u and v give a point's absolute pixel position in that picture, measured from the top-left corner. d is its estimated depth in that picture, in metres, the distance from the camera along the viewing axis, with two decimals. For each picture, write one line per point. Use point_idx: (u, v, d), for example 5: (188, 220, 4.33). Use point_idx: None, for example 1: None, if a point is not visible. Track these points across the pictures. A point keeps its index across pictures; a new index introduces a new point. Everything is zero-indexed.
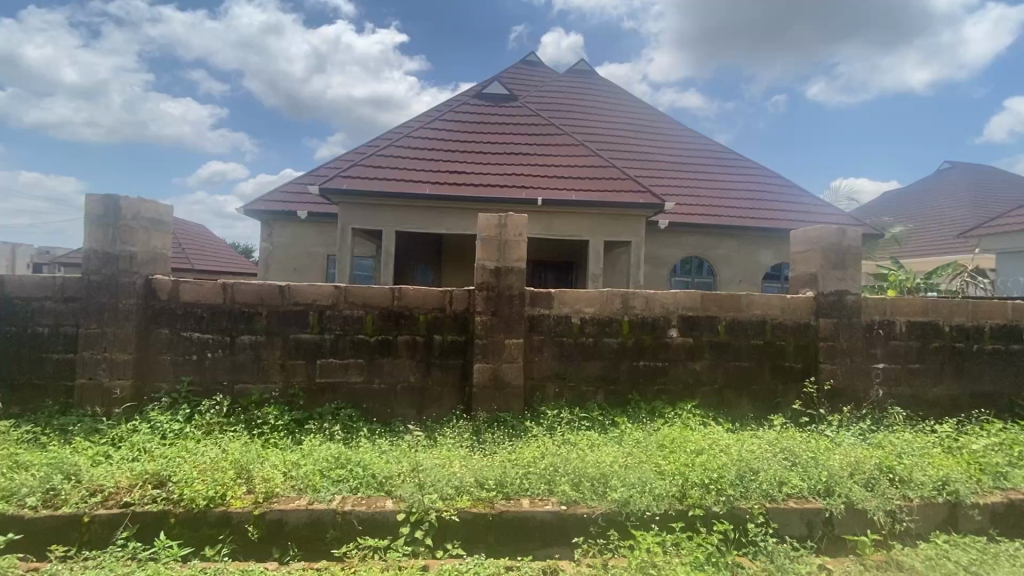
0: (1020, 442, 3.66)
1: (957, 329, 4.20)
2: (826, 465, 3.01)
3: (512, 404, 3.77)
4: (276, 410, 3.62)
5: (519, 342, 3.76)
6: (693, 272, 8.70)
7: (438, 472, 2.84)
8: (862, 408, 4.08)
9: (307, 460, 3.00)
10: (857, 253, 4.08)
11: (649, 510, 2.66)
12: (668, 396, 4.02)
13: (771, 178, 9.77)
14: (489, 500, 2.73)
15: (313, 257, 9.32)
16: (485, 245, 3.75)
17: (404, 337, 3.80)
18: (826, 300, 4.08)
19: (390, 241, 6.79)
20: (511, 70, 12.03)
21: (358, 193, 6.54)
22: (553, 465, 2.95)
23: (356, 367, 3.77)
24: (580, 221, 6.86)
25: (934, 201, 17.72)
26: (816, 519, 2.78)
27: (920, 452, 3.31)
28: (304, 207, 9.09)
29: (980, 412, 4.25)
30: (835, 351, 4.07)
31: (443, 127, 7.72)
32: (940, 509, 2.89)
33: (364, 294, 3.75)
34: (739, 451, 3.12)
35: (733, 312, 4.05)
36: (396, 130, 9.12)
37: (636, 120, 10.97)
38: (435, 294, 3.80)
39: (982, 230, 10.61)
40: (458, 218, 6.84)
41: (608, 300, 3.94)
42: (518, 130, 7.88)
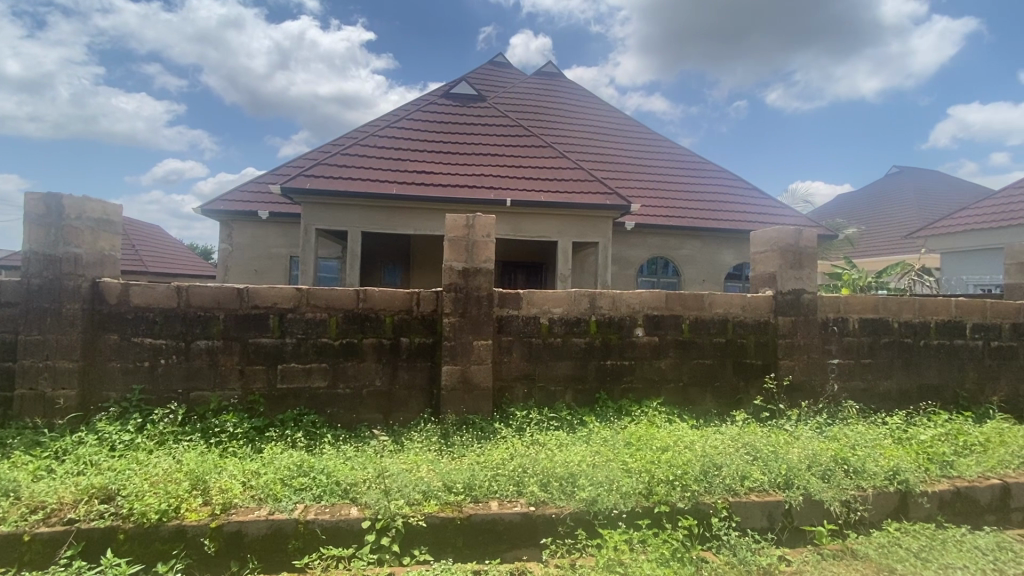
0: (963, 432, 3.87)
1: (905, 325, 4.41)
2: (786, 459, 3.10)
3: (481, 405, 3.74)
4: (235, 417, 3.49)
5: (487, 343, 3.74)
6: (658, 272, 8.87)
7: (405, 477, 2.78)
8: (819, 403, 4.24)
9: (268, 469, 2.90)
10: (812, 253, 4.24)
11: (616, 507, 2.68)
12: (635, 394, 4.07)
13: (732, 181, 10.06)
14: (457, 503, 2.69)
15: (275, 258, 9.04)
16: (452, 246, 3.71)
17: (370, 340, 3.71)
18: (784, 299, 4.21)
19: (356, 241, 6.65)
20: (479, 70, 12.03)
21: (322, 193, 6.38)
22: (521, 466, 2.94)
23: (320, 371, 3.67)
24: (548, 222, 6.88)
25: (884, 203, 18.65)
26: (776, 511, 2.86)
27: (873, 443, 3.46)
28: (265, 207, 8.81)
29: (927, 404, 4.47)
30: (793, 348, 4.21)
31: (410, 126, 7.63)
32: (891, 498, 3.02)
33: (327, 296, 3.65)
34: (703, 448, 3.18)
35: (696, 311, 4.14)
36: (361, 128, 8.95)
37: (602, 122, 11.12)
38: (401, 295, 3.74)
39: (926, 231, 11.23)
40: (425, 219, 6.75)
41: (576, 301, 3.97)
42: (486, 131, 7.86)
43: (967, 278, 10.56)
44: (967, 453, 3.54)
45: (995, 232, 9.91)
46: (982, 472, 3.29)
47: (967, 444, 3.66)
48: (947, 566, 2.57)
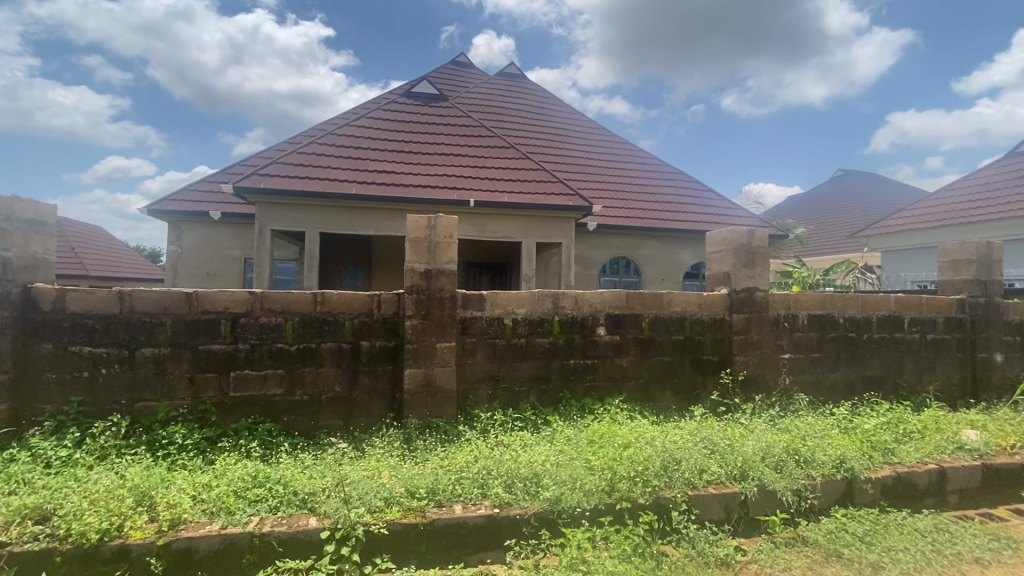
0: (903, 420, 4.11)
1: (850, 320, 4.65)
2: (741, 451, 3.21)
3: (445, 408, 3.70)
4: (184, 428, 3.32)
5: (451, 345, 3.71)
6: (620, 272, 9.03)
7: (366, 484, 2.73)
8: (772, 396, 4.40)
9: (221, 481, 2.78)
10: (764, 253, 4.40)
11: (579, 506, 2.71)
12: (597, 392, 4.13)
13: (689, 183, 10.36)
14: (420, 508, 2.65)
15: (229, 261, 8.69)
16: (414, 247, 3.66)
17: (328, 345, 3.61)
18: (738, 297, 4.36)
19: (315, 243, 6.47)
20: (441, 70, 11.95)
21: (278, 193, 6.17)
22: (485, 469, 2.92)
23: (275, 378, 3.54)
24: (511, 222, 6.88)
25: (831, 204, 19.63)
26: (733, 502, 2.96)
27: (822, 434, 3.62)
28: (217, 207, 8.45)
29: (870, 395, 4.72)
30: (747, 343, 4.36)
31: (371, 125, 7.49)
32: (839, 486, 3.17)
33: (283, 299, 3.53)
34: (663, 443, 3.25)
35: (656, 309, 4.24)
36: (319, 127, 8.72)
37: (564, 124, 11.24)
38: (361, 299, 3.66)
39: (869, 231, 11.83)
40: (386, 219, 6.63)
41: (539, 301, 3.99)
42: (448, 130, 7.80)
43: (906, 275, 11.18)
44: (906, 440, 3.76)
45: (932, 232, 10.57)
46: (921, 458, 3.50)
47: (906, 431, 3.89)
48: (889, 548, 2.74)
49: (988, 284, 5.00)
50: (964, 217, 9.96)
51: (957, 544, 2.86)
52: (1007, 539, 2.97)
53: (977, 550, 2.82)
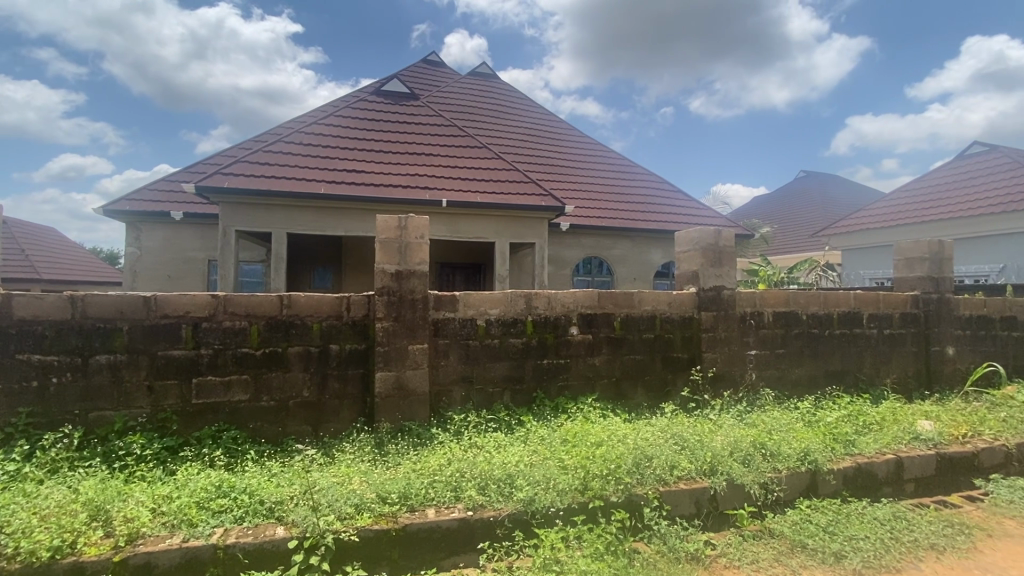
0: (863, 412, 4.27)
1: (812, 317, 4.81)
2: (710, 446, 3.28)
3: (417, 411, 3.66)
4: (143, 438, 3.18)
5: (423, 347, 3.66)
6: (593, 272, 9.10)
7: (335, 490, 2.66)
8: (739, 391, 4.51)
9: (183, 492, 2.67)
10: (730, 252, 4.50)
11: (553, 505, 2.71)
12: (570, 391, 4.15)
13: (659, 183, 10.54)
14: (392, 514, 2.60)
15: (191, 263, 8.40)
16: (384, 248, 3.60)
17: (296, 349, 3.52)
18: (706, 295, 4.45)
19: (282, 244, 6.30)
20: (412, 68, 11.83)
21: (243, 192, 5.99)
22: (458, 471, 2.90)
23: (240, 384, 3.43)
24: (484, 222, 6.85)
25: (794, 204, 20.31)
26: (702, 496, 3.02)
27: (787, 428, 3.73)
28: (179, 207, 8.15)
29: (832, 388, 4.90)
30: (715, 341, 4.46)
31: (339, 123, 7.35)
32: (803, 478, 3.27)
33: (247, 303, 3.42)
34: (635, 440, 3.29)
35: (627, 308, 4.29)
36: (286, 125, 8.50)
37: (536, 125, 11.28)
38: (329, 301, 3.57)
39: (829, 231, 12.27)
40: (356, 219, 6.52)
41: (512, 302, 3.99)
42: (419, 130, 7.72)
43: (864, 272, 11.62)
44: (866, 432, 3.90)
45: (888, 232, 11.05)
46: (879, 449, 3.64)
47: (866, 423, 4.05)
48: (851, 537, 2.84)
49: (940, 281, 5.24)
50: (918, 217, 10.44)
51: (914, 531, 2.99)
52: (959, 524, 3.13)
53: (933, 536, 2.96)
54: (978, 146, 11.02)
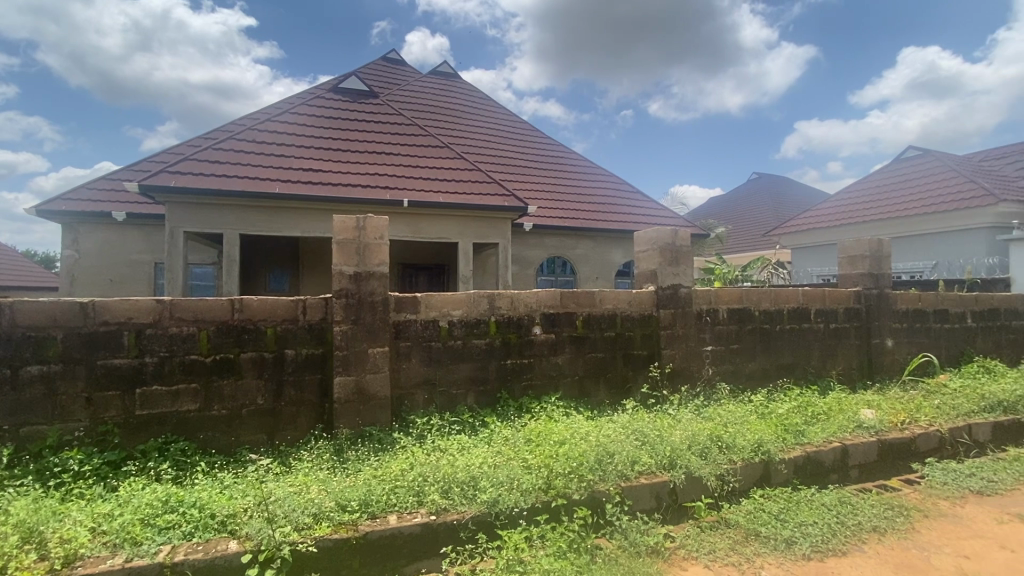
0: (811, 404, 4.47)
1: (764, 312, 5.00)
2: (669, 441, 3.36)
3: (378, 416, 3.59)
4: (81, 453, 2.99)
5: (384, 350, 3.59)
6: (556, 272, 9.17)
7: (292, 500, 2.58)
8: (696, 386, 4.65)
9: (125, 509, 2.52)
10: (686, 251, 4.63)
11: (516, 506, 2.72)
12: (534, 391, 4.17)
13: (620, 184, 10.74)
14: (352, 522, 2.54)
15: (136, 266, 7.96)
16: (341, 248, 3.52)
17: (249, 354, 3.39)
18: (664, 293, 4.56)
19: (235, 245, 6.06)
20: (372, 66, 11.62)
21: (191, 192, 5.73)
22: (421, 476, 2.85)
23: (189, 393, 3.27)
24: (446, 223, 6.78)
25: (748, 205, 21.15)
26: (662, 490, 3.08)
27: (741, 420, 3.87)
28: (122, 208, 7.71)
29: (784, 381, 5.11)
30: (673, 338, 4.58)
31: (295, 121, 7.14)
32: (757, 468, 3.39)
33: (195, 307, 3.27)
34: (597, 437, 3.33)
35: (588, 307, 4.35)
36: (238, 122, 8.18)
37: (499, 125, 11.28)
38: (284, 304, 3.46)
39: (779, 231, 12.83)
40: (313, 220, 6.32)
41: (475, 302, 3.97)
42: (379, 128, 7.59)
43: (812, 270, 12.15)
44: (814, 422, 4.10)
45: (832, 232, 11.64)
46: (827, 437, 3.83)
47: (814, 413, 4.25)
48: (800, 523, 2.98)
49: (879, 277, 5.56)
50: (860, 217, 11.04)
51: (858, 515, 3.16)
52: (899, 507, 3.32)
53: (874, 519, 3.14)
54: (914, 150, 11.74)
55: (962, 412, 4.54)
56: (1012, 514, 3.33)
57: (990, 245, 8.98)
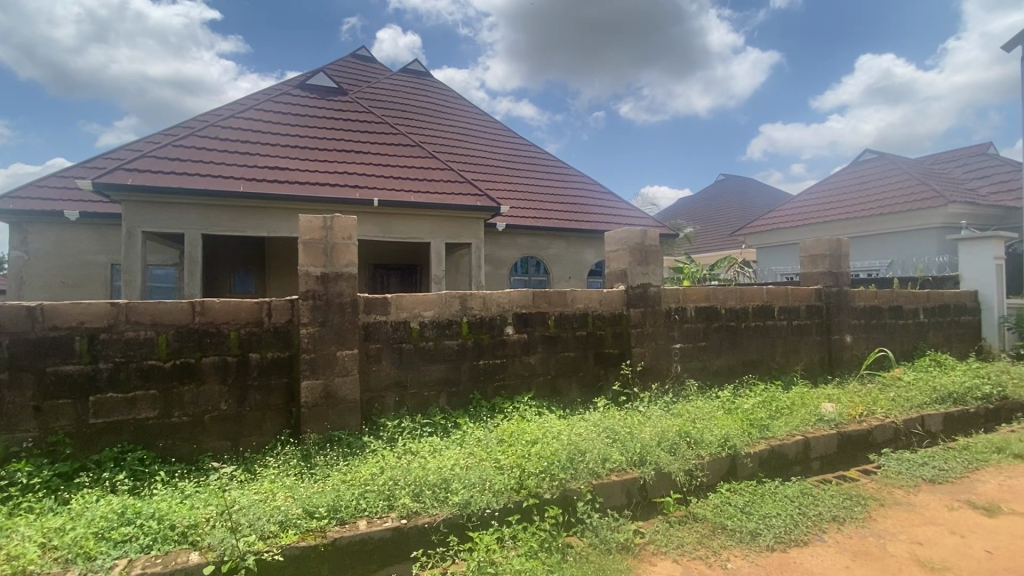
0: (775, 398, 4.61)
1: (730, 310, 5.13)
2: (639, 438, 3.41)
3: (348, 420, 3.52)
4: (29, 466, 2.84)
5: (353, 353, 3.53)
6: (529, 272, 9.19)
7: (257, 508, 2.51)
8: (666, 383, 4.73)
9: (78, 522, 2.40)
10: (655, 251, 4.71)
11: (488, 506, 2.72)
12: (507, 391, 4.16)
13: (591, 184, 10.84)
14: (320, 529, 2.49)
15: (91, 267, 7.60)
16: (308, 249, 3.44)
17: (211, 359, 3.28)
18: (634, 292, 4.63)
19: (197, 246, 5.86)
20: (341, 63, 11.43)
21: (150, 190, 5.51)
22: (392, 479, 2.81)
23: (148, 400, 3.15)
24: (417, 222, 6.72)
25: (716, 205, 21.69)
26: (632, 487, 3.13)
27: (709, 416, 3.96)
28: (75, 206, 7.36)
29: (749, 376, 5.26)
30: (643, 336, 4.64)
31: (260, 117, 6.95)
32: (723, 462, 3.48)
33: (154, 310, 3.15)
34: (568, 436, 3.36)
35: (560, 307, 4.38)
36: (200, 118, 7.91)
37: (471, 124, 11.24)
38: (249, 307, 3.36)
39: (744, 232, 13.20)
40: (280, 219, 6.17)
41: (446, 303, 3.94)
42: (348, 127, 7.46)
43: (776, 268, 12.52)
44: (778, 416, 4.22)
45: (794, 232, 12.05)
46: (790, 431, 3.95)
47: (778, 407, 4.39)
48: (765, 515, 3.08)
49: (839, 276, 5.77)
50: (820, 217, 11.44)
51: (819, 505, 3.28)
52: (857, 497, 3.46)
53: (834, 509, 3.26)
54: (871, 153, 12.25)
55: (915, 404, 4.75)
56: (961, 501, 3.51)
57: (940, 245, 9.44)
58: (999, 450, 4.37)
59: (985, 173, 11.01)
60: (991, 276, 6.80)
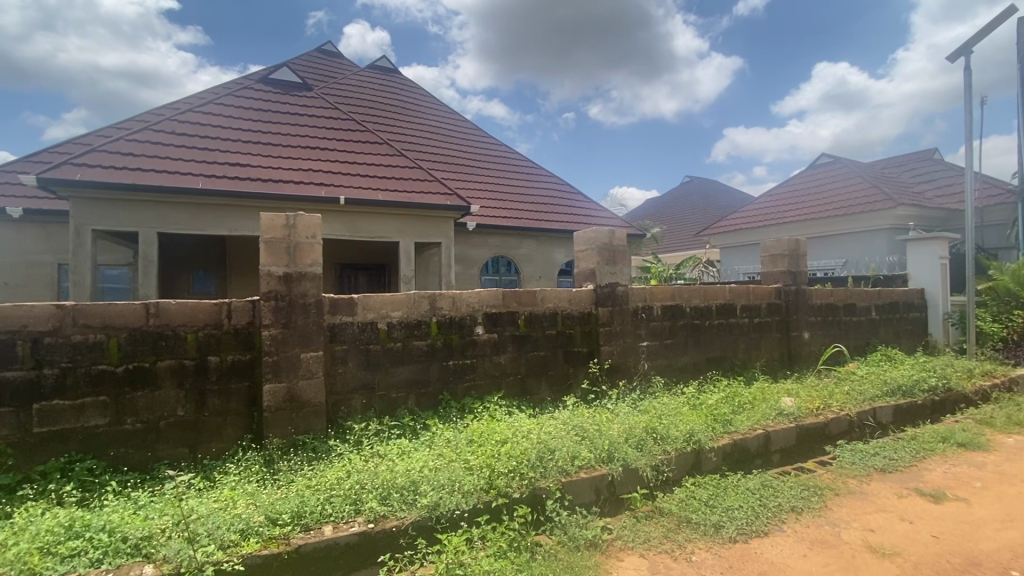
0: (738, 394, 4.75)
1: (695, 308, 5.26)
2: (608, 435, 3.46)
3: (313, 423, 3.44)
4: None
5: (317, 355, 3.45)
6: (500, 271, 9.20)
7: (217, 517, 2.42)
8: (633, 380, 4.81)
9: (21, 537, 2.26)
10: (622, 250, 4.78)
11: (457, 508, 2.70)
12: (477, 391, 4.15)
13: (561, 184, 10.92)
14: (284, 536, 2.42)
15: (36, 268, 7.19)
16: (270, 248, 3.34)
17: (166, 362, 3.14)
18: (602, 291, 4.69)
19: (152, 245, 5.61)
20: (306, 57, 11.16)
21: (101, 186, 5.24)
22: (358, 483, 2.76)
23: (98, 406, 2.99)
24: (386, 221, 6.62)
25: (682, 206, 22.19)
26: (601, 483, 3.17)
27: (674, 412, 4.05)
28: (18, 203, 6.95)
29: (713, 373, 5.40)
30: (611, 334, 4.71)
31: (220, 112, 6.72)
32: (689, 457, 3.56)
33: (105, 312, 3.00)
34: (538, 435, 3.37)
35: (530, 306, 4.39)
36: (156, 111, 7.57)
37: (440, 123, 11.15)
38: (207, 308, 3.24)
39: (709, 232, 13.56)
40: (241, 217, 5.96)
41: (415, 303, 3.90)
42: (314, 123, 7.29)
43: (739, 267, 12.88)
44: (741, 411, 4.35)
45: (756, 232, 12.46)
46: (752, 425, 4.08)
47: (740, 402, 4.52)
48: (728, 508, 3.17)
49: (797, 275, 5.99)
50: (781, 218, 11.85)
51: (779, 497, 3.40)
52: (814, 487, 3.60)
53: (792, 500, 3.38)
54: (827, 157, 12.78)
55: (867, 397, 4.98)
56: (910, 489, 3.70)
57: (890, 245, 9.92)
58: (944, 439, 4.62)
59: (931, 178, 11.63)
60: (936, 275, 7.19)
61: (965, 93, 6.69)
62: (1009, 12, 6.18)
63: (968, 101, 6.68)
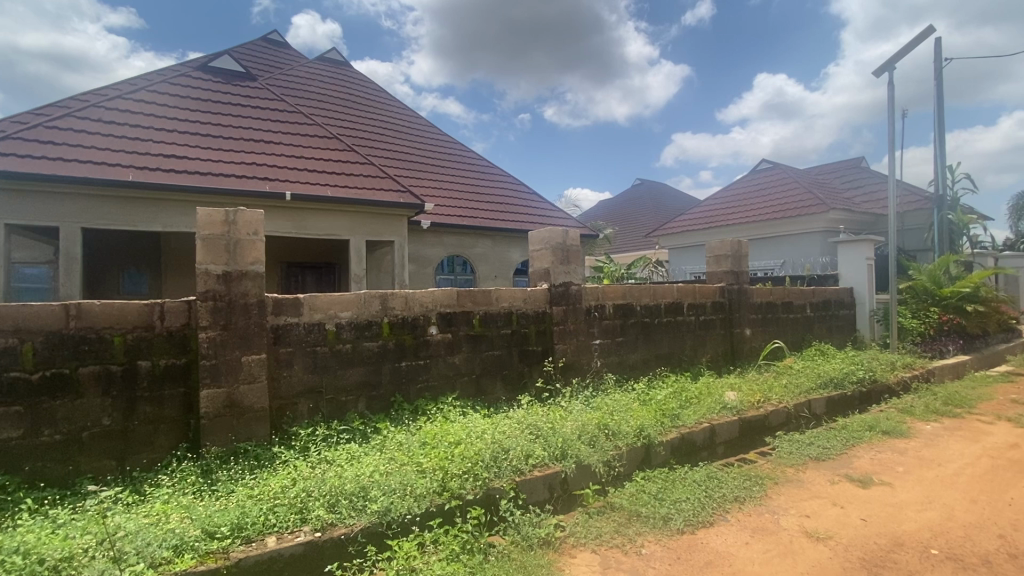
0: (685, 389, 4.91)
1: (645, 307, 5.40)
2: (561, 432, 3.49)
3: (255, 430, 3.27)
4: None
5: (260, 358, 3.29)
6: (454, 271, 9.11)
7: (147, 534, 2.27)
8: (586, 377, 4.88)
9: None
10: (575, 250, 4.84)
11: (409, 512, 2.64)
12: (430, 392, 4.08)
13: (515, 184, 10.94)
14: (222, 550, 2.29)
15: None
16: (207, 245, 3.16)
17: (89, 368, 2.91)
18: (556, 291, 4.73)
19: (75, 241, 5.18)
20: (250, 46, 10.65)
21: (16, 177, 4.79)
22: (305, 491, 2.66)
23: (10, 418, 2.73)
24: (336, 219, 6.41)
25: (633, 207, 22.80)
26: (554, 481, 3.19)
27: (625, 408, 4.14)
28: None
29: (662, 369, 5.56)
30: (565, 333, 4.76)
31: (154, 100, 6.31)
32: (639, 452, 3.65)
33: (19, 314, 2.75)
34: (492, 435, 3.35)
35: (484, 306, 4.37)
36: (81, 97, 7.02)
37: (393, 119, 10.93)
38: (136, 309, 3.03)
39: (659, 232, 13.98)
40: (176, 212, 5.60)
41: (366, 302, 3.79)
42: (258, 115, 6.97)
43: (686, 267, 13.35)
44: (688, 405, 4.51)
45: (702, 233, 12.97)
46: (698, 419, 4.23)
47: (688, 397, 4.68)
48: (676, 500, 3.28)
49: (739, 274, 6.27)
50: (724, 220, 12.40)
51: (723, 487, 3.54)
52: (755, 477, 3.77)
53: (735, 490, 3.53)
54: (767, 163, 13.46)
55: (803, 390, 5.27)
56: (841, 475, 3.95)
57: (823, 246, 10.58)
58: (871, 428, 4.97)
59: (858, 185, 12.49)
60: (863, 275, 7.72)
61: (889, 106, 7.21)
62: (926, 32, 6.71)
63: (892, 113, 7.20)
